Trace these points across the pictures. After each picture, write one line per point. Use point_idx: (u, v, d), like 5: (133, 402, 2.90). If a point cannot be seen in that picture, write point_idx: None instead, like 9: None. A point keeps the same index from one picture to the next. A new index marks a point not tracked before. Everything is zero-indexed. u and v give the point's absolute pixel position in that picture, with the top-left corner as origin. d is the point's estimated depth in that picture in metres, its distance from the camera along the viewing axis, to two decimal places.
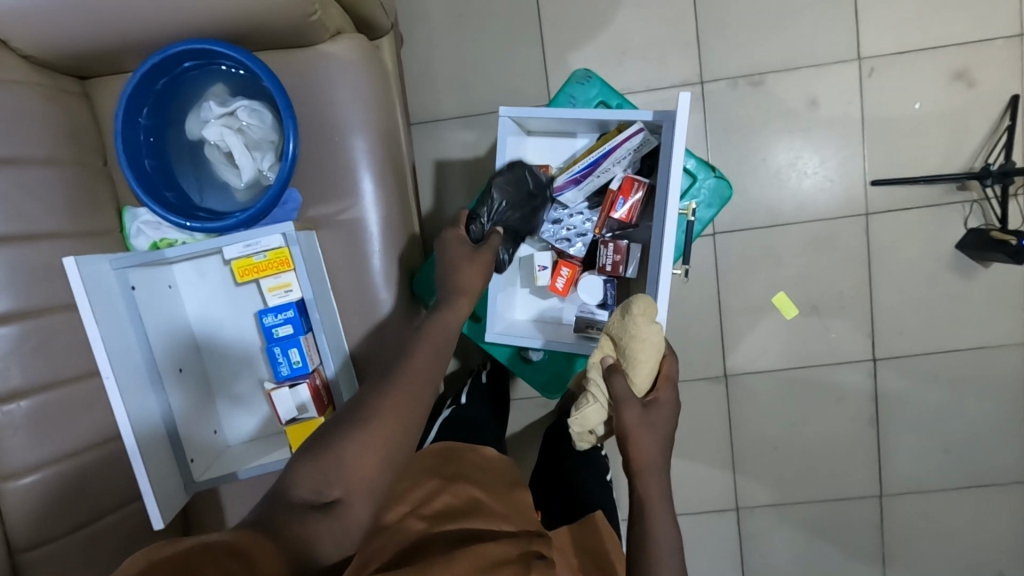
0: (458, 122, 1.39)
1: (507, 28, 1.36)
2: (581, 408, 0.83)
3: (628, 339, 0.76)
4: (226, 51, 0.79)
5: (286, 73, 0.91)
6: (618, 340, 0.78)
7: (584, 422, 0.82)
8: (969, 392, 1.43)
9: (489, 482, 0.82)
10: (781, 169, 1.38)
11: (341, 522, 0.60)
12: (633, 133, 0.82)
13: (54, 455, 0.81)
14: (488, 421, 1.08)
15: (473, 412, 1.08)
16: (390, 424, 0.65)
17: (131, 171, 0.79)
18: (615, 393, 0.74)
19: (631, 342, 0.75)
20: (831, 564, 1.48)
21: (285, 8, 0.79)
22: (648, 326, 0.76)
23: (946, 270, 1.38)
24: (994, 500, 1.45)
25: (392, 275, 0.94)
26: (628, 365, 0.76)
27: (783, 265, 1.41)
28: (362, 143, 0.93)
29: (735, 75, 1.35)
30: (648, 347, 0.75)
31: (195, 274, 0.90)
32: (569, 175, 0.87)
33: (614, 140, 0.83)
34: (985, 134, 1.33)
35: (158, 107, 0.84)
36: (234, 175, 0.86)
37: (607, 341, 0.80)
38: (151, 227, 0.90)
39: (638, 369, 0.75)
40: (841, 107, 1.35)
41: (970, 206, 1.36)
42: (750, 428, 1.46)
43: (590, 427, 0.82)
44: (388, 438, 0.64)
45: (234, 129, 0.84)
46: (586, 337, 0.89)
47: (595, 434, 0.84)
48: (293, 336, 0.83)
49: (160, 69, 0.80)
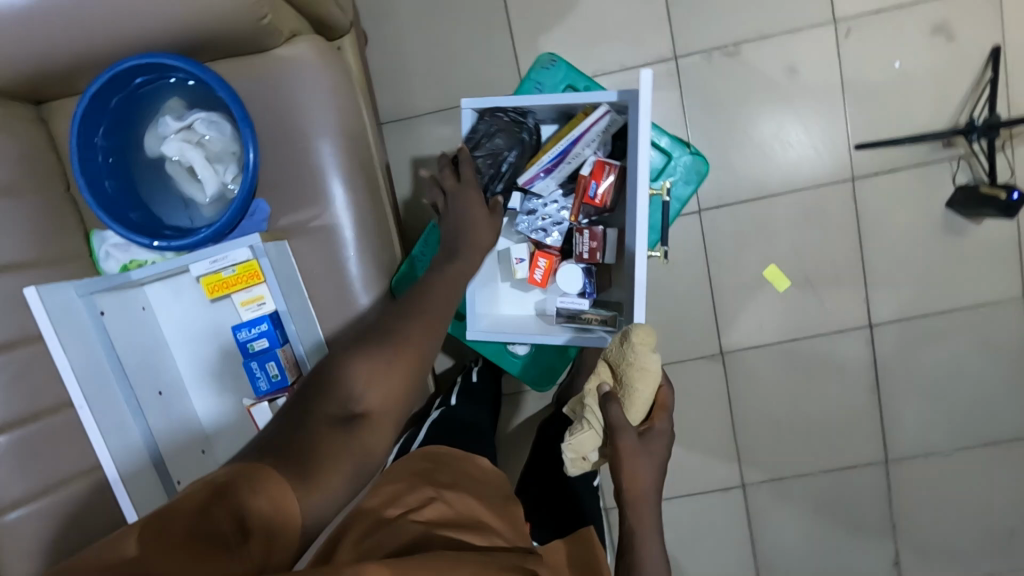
0: (431, 117, 1.36)
1: (474, 17, 1.33)
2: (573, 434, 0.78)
3: (629, 365, 0.74)
4: (177, 63, 0.77)
5: (244, 80, 0.89)
6: (617, 368, 0.76)
7: (578, 448, 0.77)
8: (969, 351, 1.41)
9: (484, 492, 0.77)
10: (763, 139, 1.35)
11: (366, 440, 0.61)
12: (600, 116, 0.79)
13: (39, 488, 0.80)
14: (481, 420, 1.06)
15: (468, 412, 1.06)
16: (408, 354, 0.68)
17: (91, 194, 0.77)
18: (614, 422, 0.71)
19: (633, 371, 0.73)
20: (841, 534, 1.47)
21: (234, 14, 0.77)
22: (649, 354, 0.74)
23: (938, 230, 1.36)
24: (1001, 457, 1.44)
25: (370, 279, 0.92)
26: (628, 393, 0.74)
27: (773, 238, 1.38)
28: (328, 147, 0.90)
29: (710, 47, 1.32)
30: (648, 375, 0.74)
31: (169, 293, 0.88)
32: (540, 166, 0.83)
33: (582, 124, 0.80)
34: (969, 87, 1.30)
35: (114, 126, 0.82)
36: (198, 190, 0.84)
37: (604, 368, 0.78)
38: (120, 249, 0.88)
39: (635, 399, 0.74)
40: (820, 72, 1.32)
41: (958, 163, 1.33)
42: (751, 405, 1.45)
43: (584, 454, 0.77)
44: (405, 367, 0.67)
45: (193, 143, 0.82)
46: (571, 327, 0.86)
47: (589, 461, 0.77)
48: (269, 350, 0.85)
49: (111, 87, 0.78)
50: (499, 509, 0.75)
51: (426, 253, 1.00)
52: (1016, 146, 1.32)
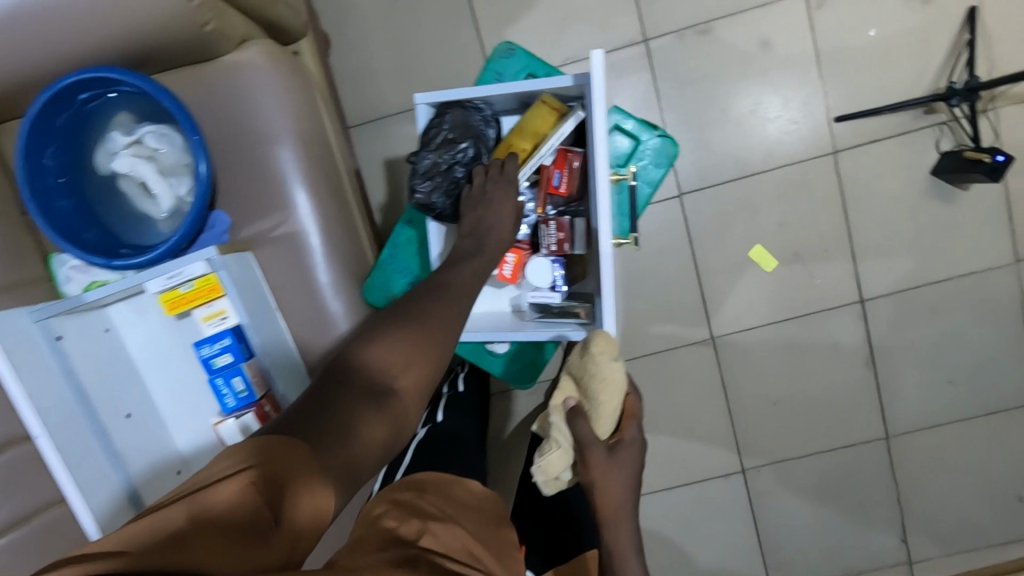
0: (401, 117, 1.33)
1: (438, 12, 1.31)
2: (542, 455, 0.78)
3: (592, 376, 0.75)
4: (121, 76, 0.74)
5: (196, 89, 0.86)
6: (581, 381, 0.77)
7: (547, 470, 0.76)
8: (965, 320, 1.38)
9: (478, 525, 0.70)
10: (741, 118, 1.33)
11: (397, 421, 0.61)
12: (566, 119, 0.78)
13: (9, 522, 0.77)
14: (469, 432, 1.05)
15: (453, 426, 1.04)
16: (438, 333, 0.68)
17: (42, 216, 0.75)
18: (581, 438, 0.74)
19: (595, 382, 0.75)
20: (847, 513, 1.45)
21: (176, 21, 0.74)
22: (610, 363, 0.76)
23: (926, 198, 1.34)
24: (1004, 425, 1.41)
25: (341, 285, 0.90)
26: (594, 404, 0.75)
27: (757, 217, 1.36)
28: (288, 152, 0.88)
29: (681, 27, 1.30)
30: (612, 385, 0.75)
31: (132, 312, 0.86)
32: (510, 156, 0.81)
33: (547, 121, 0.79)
34: (947, 51, 1.27)
35: (62, 144, 0.79)
36: (153, 206, 0.82)
37: (568, 383, 0.79)
38: (80, 271, 0.86)
39: (602, 411, 0.75)
40: (795, 45, 1.30)
41: (941, 129, 1.30)
42: (746, 388, 1.43)
43: (554, 475, 0.77)
44: (433, 344, 0.67)
45: (145, 157, 0.80)
46: (545, 322, 0.85)
47: (563, 480, 0.78)
48: (234, 365, 0.80)
49: (56, 104, 0.75)
50: (492, 534, 0.70)
51: (397, 255, 0.95)
52: (999, 107, 1.29)
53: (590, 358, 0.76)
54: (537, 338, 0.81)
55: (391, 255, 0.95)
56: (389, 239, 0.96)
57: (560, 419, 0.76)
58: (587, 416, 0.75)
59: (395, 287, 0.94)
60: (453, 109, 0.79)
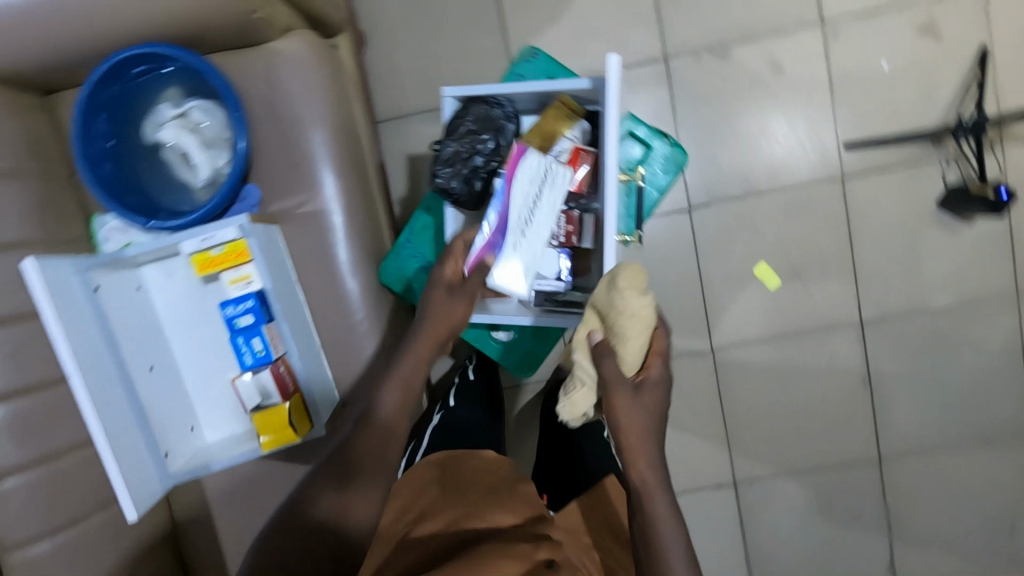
0: (426, 115, 1.40)
1: (467, 18, 1.37)
2: (569, 393, 0.80)
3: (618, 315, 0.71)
4: (175, 53, 0.81)
5: (238, 72, 0.93)
6: (605, 315, 0.74)
7: (574, 407, 0.79)
8: (962, 350, 1.41)
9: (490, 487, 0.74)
10: (751, 138, 1.37)
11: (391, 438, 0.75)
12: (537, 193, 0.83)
13: (32, 459, 0.83)
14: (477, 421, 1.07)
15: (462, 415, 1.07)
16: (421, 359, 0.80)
17: (91, 177, 0.81)
18: (604, 376, 0.73)
19: (622, 319, 0.71)
20: (836, 534, 1.46)
21: (228, 8, 0.81)
22: (638, 297, 0.71)
23: (928, 228, 1.37)
24: (996, 457, 1.43)
25: (358, 265, 0.97)
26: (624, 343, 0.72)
27: (762, 235, 1.40)
28: (318, 136, 0.94)
29: (698, 48, 1.35)
30: (642, 322, 0.71)
31: (163, 274, 0.92)
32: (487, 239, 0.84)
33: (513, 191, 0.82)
34: (956, 87, 1.32)
35: (114, 113, 0.85)
36: (192, 175, 0.88)
37: (592, 315, 0.76)
38: (119, 231, 0.92)
39: (629, 348, 0.72)
40: (809, 71, 1.35)
41: (949, 163, 1.34)
42: (742, 402, 1.45)
43: (580, 412, 0.80)
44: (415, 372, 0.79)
45: (189, 129, 0.86)
46: (549, 310, 0.90)
47: (586, 414, 0.81)
48: (254, 326, 0.81)
49: (112, 75, 0.82)
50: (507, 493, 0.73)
51: (413, 241, 1.02)
52: (1005, 144, 1.33)
53: (620, 301, 0.71)
54: (539, 322, 0.87)
55: (407, 241, 1.02)
56: (406, 226, 1.02)
57: (584, 356, 0.76)
58: (612, 354, 0.73)
59: (409, 271, 1.01)
60: (477, 103, 0.83)
